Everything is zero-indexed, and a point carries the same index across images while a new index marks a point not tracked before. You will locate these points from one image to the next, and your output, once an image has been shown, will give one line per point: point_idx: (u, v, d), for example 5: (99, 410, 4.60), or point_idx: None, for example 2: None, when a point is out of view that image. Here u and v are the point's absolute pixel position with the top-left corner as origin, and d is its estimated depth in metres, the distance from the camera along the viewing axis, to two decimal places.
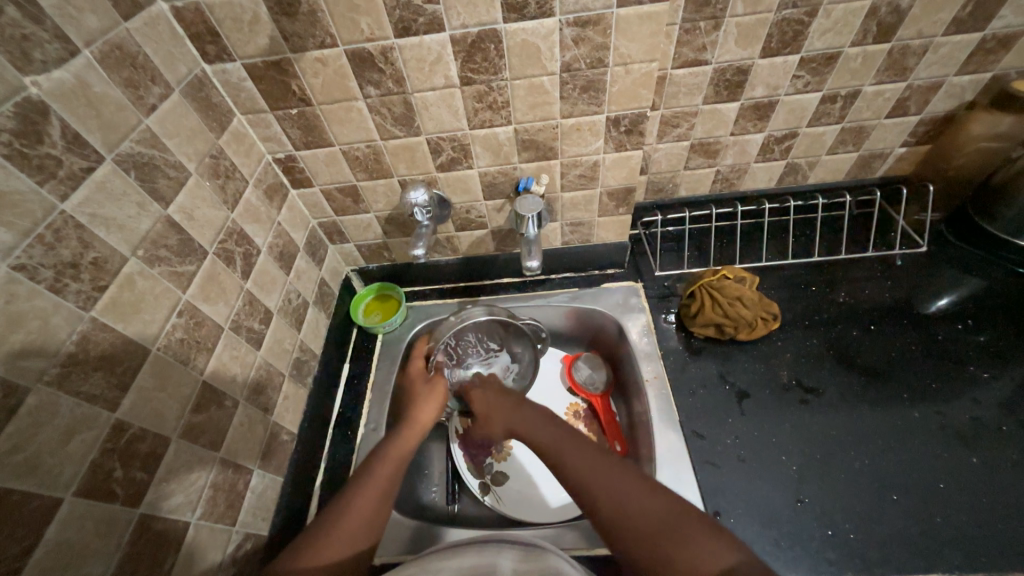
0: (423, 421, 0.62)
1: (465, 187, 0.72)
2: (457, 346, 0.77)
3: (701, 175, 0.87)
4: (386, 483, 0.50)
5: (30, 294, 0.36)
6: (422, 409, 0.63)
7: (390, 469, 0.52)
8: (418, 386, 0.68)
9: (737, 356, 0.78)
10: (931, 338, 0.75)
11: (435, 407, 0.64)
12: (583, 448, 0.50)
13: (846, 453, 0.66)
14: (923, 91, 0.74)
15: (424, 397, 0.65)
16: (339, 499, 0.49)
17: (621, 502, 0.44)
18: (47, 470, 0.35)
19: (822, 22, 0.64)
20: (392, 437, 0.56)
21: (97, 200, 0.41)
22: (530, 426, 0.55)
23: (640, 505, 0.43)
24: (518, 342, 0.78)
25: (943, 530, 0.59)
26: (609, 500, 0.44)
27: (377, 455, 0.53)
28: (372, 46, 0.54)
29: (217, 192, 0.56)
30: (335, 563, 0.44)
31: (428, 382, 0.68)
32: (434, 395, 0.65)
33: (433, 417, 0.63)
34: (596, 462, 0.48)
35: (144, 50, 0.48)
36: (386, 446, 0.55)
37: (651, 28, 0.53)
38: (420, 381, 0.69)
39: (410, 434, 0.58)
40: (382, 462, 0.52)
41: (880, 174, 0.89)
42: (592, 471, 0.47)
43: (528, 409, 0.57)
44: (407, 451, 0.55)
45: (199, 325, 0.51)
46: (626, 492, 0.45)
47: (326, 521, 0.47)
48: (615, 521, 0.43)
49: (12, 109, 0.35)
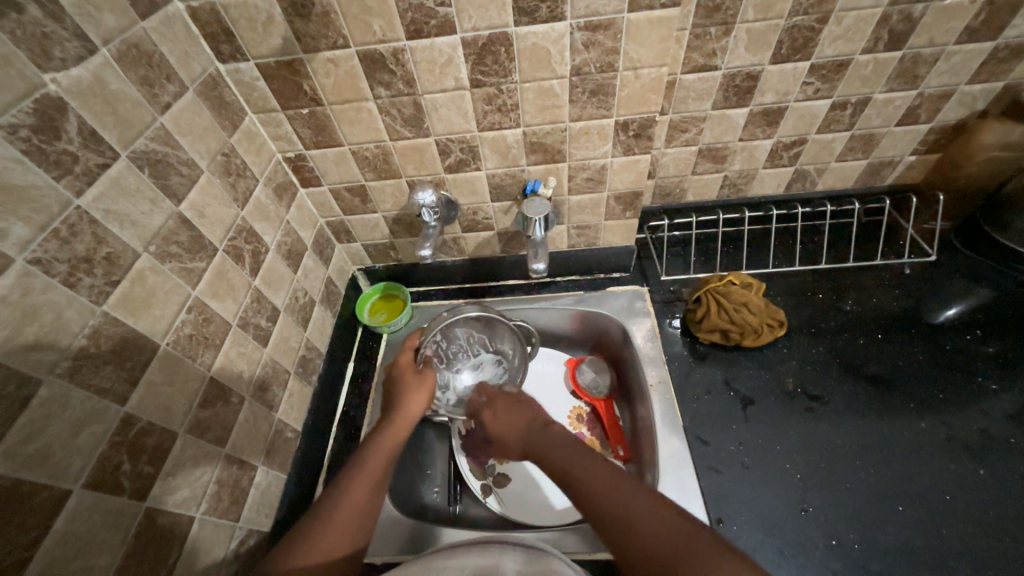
0: (412, 412, 0.59)
1: (472, 189, 0.72)
2: (447, 348, 0.74)
3: (708, 180, 0.86)
4: (377, 478, 0.50)
5: (45, 288, 0.36)
6: (414, 401, 0.60)
7: (383, 459, 0.52)
8: (408, 373, 0.63)
9: (742, 362, 0.78)
10: (940, 348, 0.74)
11: (426, 398, 0.61)
12: (595, 463, 0.49)
13: (850, 462, 0.66)
14: (935, 99, 0.73)
15: (414, 389, 0.61)
16: (333, 493, 0.49)
17: (630, 519, 0.43)
18: (57, 462, 0.35)
19: (833, 29, 0.64)
20: (380, 431, 0.55)
21: (111, 197, 0.42)
22: (538, 443, 0.54)
23: (650, 523, 0.42)
24: (509, 341, 0.76)
25: (951, 542, 0.58)
26: (620, 516, 0.44)
27: (368, 447, 0.53)
28: (383, 47, 0.55)
29: (227, 190, 0.57)
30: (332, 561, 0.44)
31: (417, 372, 0.63)
32: (424, 387, 0.62)
33: (421, 412, 0.60)
34: (608, 479, 0.47)
35: (160, 49, 0.48)
36: (376, 440, 0.54)
37: (662, 33, 0.54)
38: (409, 371, 0.63)
39: (399, 426, 0.56)
40: (373, 456, 0.52)
41: (889, 181, 0.88)
42: (600, 489, 0.46)
43: (538, 425, 0.56)
44: (396, 445, 0.55)
45: (207, 322, 0.52)
46: (636, 507, 0.44)
47: (321, 515, 0.47)
48: (624, 537, 0.43)
49: (31, 106, 0.36)
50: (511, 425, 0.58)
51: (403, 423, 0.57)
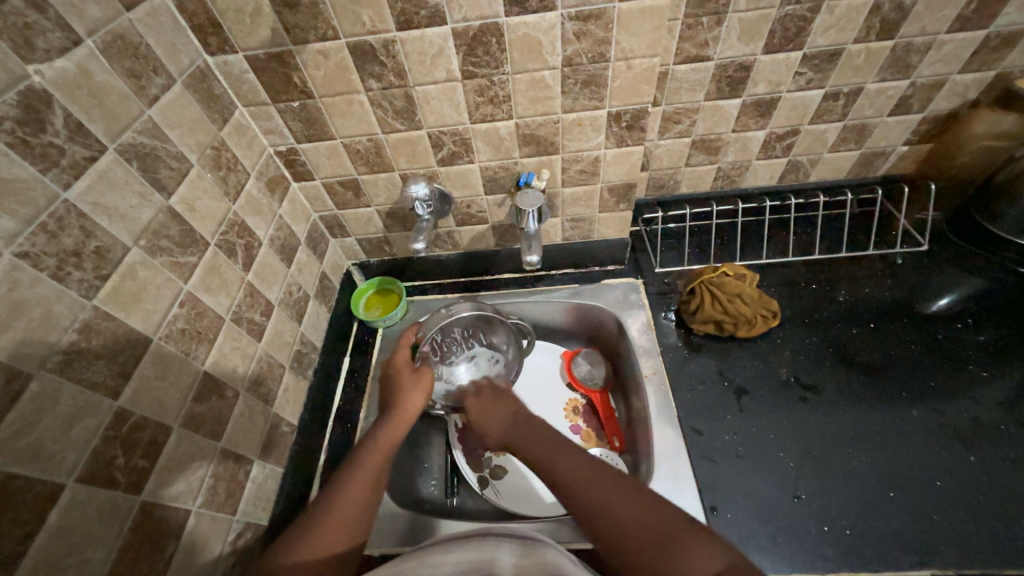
0: (411, 408, 0.59)
1: (465, 181, 0.72)
2: (442, 342, 0.74)
3: (702, 172, 0.86)
4: (375, 477, 0.50)
5: (33, 282, 0.36)
6: (410, 397, 0.60)
7: (380, 457, 0.52)
8: (404, 372, 0.63)
9: (736, 353, 0.78)
10: (931, 337, 0.75)
11: (425, 393, 0.61)
12: (571, 454, 0.50)
13: (843, 449, 0.67)
14: (926, 88, 0.73)
15: (411, 385, 0.61)
16: (330, 489, 0.49)
17: (610, 508, 0.44)
18: (49, 457, 0.35)
19: (825, 18, 0.64)
20: (379, 426, 0.56)
21: (98, 190, 0.41)
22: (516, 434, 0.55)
23: (632, 515, 0.43)
24: (504, 336, 0.77)
25: (940, 527, 0.59)
26: (603, 509, 0.44)
27: (365, 445, 0.53)
28: (373, 39, 0.54)
29: (218, 184, 0.56)
30: (329, 557, 0.44)
31: (414, 370, 0.63)
32: (421, 383, 0.62)
33: (422, 405, 0.60)
34: (585, 471, 0.47)
35: (147, 41, 0.48)
36: (373, 437, 0.54)
37: (653, 23, 0.53)
38: (405, 369, 0.63)
39: (398, 422, 0.57)
40: (370, 453, 0.52)
41: (881, 172, 0.88)
42: (579, 479, 0.47)
43: (520, 419, 0.56)
44: (396, 440, 0.55)
45: (200, 316, 0.52)
46: (621, 498, 0.44)
47: (319, 512, 0.47)
48: (607, 527, 0.43)
49: (15, 97, 0.35)
50: (493, 416, 0.57)
51: (401, 420, 0.57)
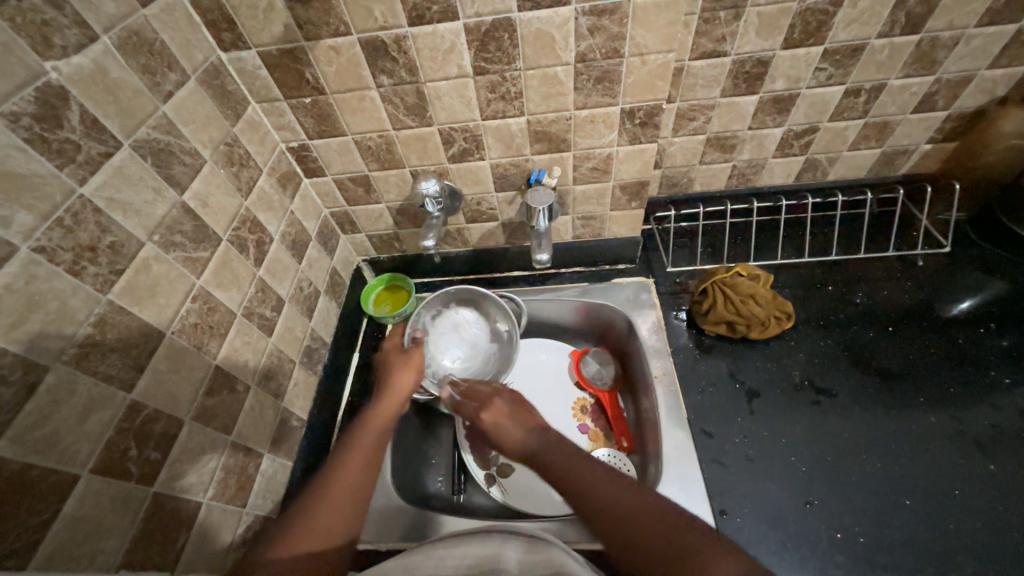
0: (398, 391, 0.59)
1: (475, 178, 0.72)
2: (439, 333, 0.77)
3: (716, 170, 0.85)
4: (366, 461, 0.51)
5: (49, 276, 0.36)
6: (401, 378, 0.61)
7: (371, 440, 0.53)
8: (393, 356, 0.64)
9: (748, 355, 0.77)
10: (951, 341, 0.73)
11: (414, 374, 0.62)
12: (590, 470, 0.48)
13: (857, 454, 0.65)
14: (952, 85, 0.71)
15: (400, 366, 0.62)
16: (319, 480, 0.49)
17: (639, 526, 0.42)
18: (65, 448, 0.36)
19: (848, 12, 0.62)
20: (369, 411, 0.56)
21: (114, 185, 0.42)
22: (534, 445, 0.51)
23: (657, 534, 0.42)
24: (502, 319, 0.79)
25: (958, 537, 0.58)
26: (627, 527, 0.42)
27: (354, 431, 0.54)
28: (385, 34, 0.54)
29: (231, 179, 0.57)
30: (318, 551, 0.44)
31: (402, 353, 0.64)
32: (410, 364, 0.63)
33: (411, 386, 0.61)
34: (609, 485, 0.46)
35: (161, 37, 0.48)
36: (362, 424, 0.55)
37: (669, 17, 0.52)
38: (394, 353, 0.65)
39: (387, 403, 0.58)
40: (361, 437, 0.53)
41: (903, 171, 0.85)
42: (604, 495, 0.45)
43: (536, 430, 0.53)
44: (386, 423, 0.56)
45: (212, 311, 0.52)
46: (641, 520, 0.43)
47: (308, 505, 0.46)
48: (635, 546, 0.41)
49: (32, 94, 0.36)
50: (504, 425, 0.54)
51: (387, 402, 0.58)
